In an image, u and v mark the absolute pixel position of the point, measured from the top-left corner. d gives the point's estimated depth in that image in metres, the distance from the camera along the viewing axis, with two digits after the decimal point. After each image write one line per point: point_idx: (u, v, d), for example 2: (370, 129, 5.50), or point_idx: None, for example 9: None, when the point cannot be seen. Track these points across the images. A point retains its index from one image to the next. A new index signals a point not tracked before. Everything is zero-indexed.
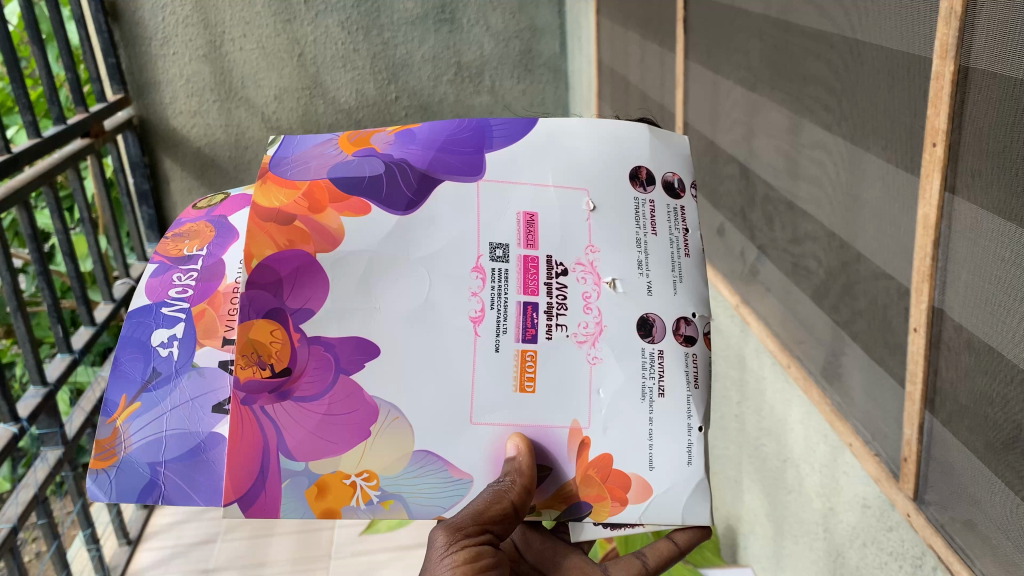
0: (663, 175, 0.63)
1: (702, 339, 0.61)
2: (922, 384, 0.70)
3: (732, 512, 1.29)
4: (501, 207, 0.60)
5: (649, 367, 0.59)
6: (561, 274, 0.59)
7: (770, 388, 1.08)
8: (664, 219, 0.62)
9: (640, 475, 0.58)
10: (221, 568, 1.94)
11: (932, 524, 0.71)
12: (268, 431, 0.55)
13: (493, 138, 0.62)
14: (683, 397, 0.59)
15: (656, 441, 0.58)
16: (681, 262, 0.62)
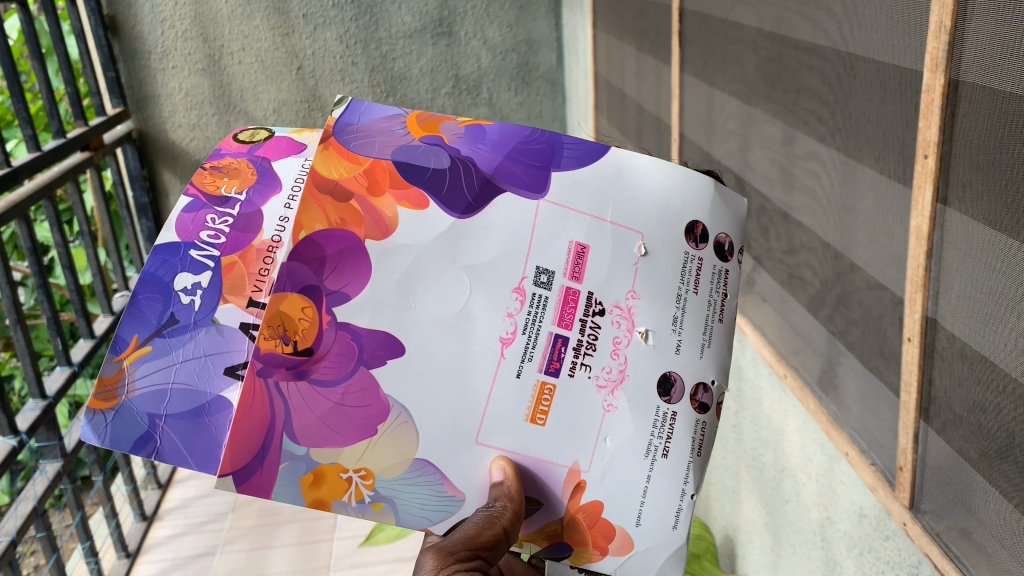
0: (715, 236, 0.57)
1: (714, 409, 0.55)
2: (916, 394, 0.70)
3: (730, 522, 1.29)
4: (557, 231, 0.53)
5: (659, 427, 0.53)
6: (598, 313, 0.53)
7: (767, 399, 1.08)
8: (708, 280, 0.56)
9: (625, 529, 0.53)
10: None
11: (928, 533, 0.71)
12: (277, 409, 0.50)
13: (563, 157, 0.55)
14: (683, 465, 0.53)
15: (649, 500, 0.53)
16: (712, 326, 0.56)
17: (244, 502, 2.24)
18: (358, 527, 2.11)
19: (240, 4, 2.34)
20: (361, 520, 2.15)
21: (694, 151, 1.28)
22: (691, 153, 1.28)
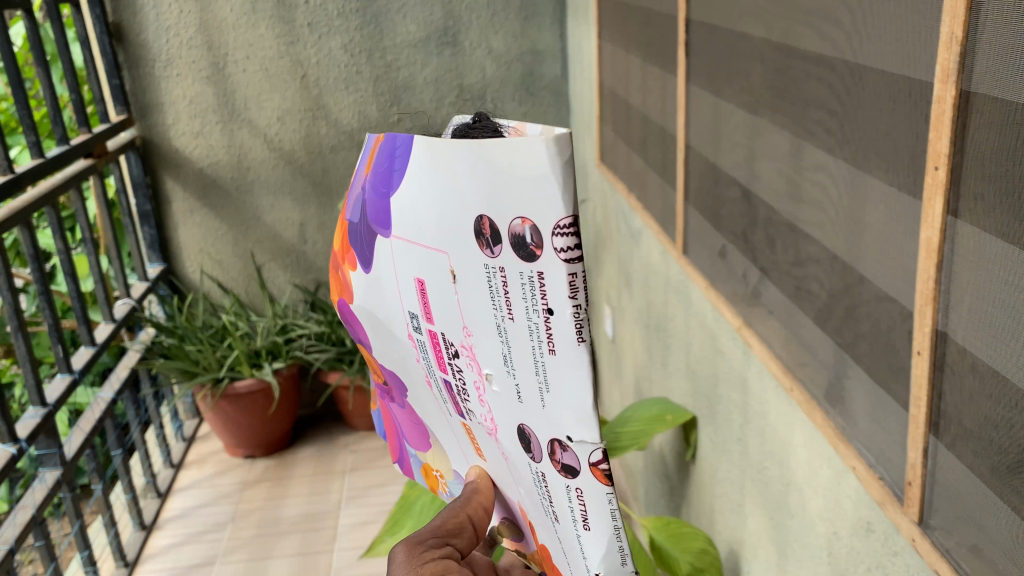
0: (508, 229, 0.47)
1: (586, 468, 0.52)
2: (926, 408, 0.69)
3: (735, 536, 1.29)
4: (404, 276, 0.58)
5: (541, 487, 0.58)
6: (454, 357, 0.58)
7: (773, 412, 1.07)
8: (519, 295, 0.49)
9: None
10: None
11: (938, 549, 0.70)
12: (398, 423, 0.77)
13: (397, 169, 0.56)
14: (573, 534, 0.56)
15: (569, 557, 0.60)
16: (544, 360, 0.49)
17: (244, 512, 2.24)
18: (358, 538, 2.10)
19: (245, 13, 2.34)
20: (362, 531, 2.14)
21: (700, 162, 1.27)
22: (698, 164, 1.27)
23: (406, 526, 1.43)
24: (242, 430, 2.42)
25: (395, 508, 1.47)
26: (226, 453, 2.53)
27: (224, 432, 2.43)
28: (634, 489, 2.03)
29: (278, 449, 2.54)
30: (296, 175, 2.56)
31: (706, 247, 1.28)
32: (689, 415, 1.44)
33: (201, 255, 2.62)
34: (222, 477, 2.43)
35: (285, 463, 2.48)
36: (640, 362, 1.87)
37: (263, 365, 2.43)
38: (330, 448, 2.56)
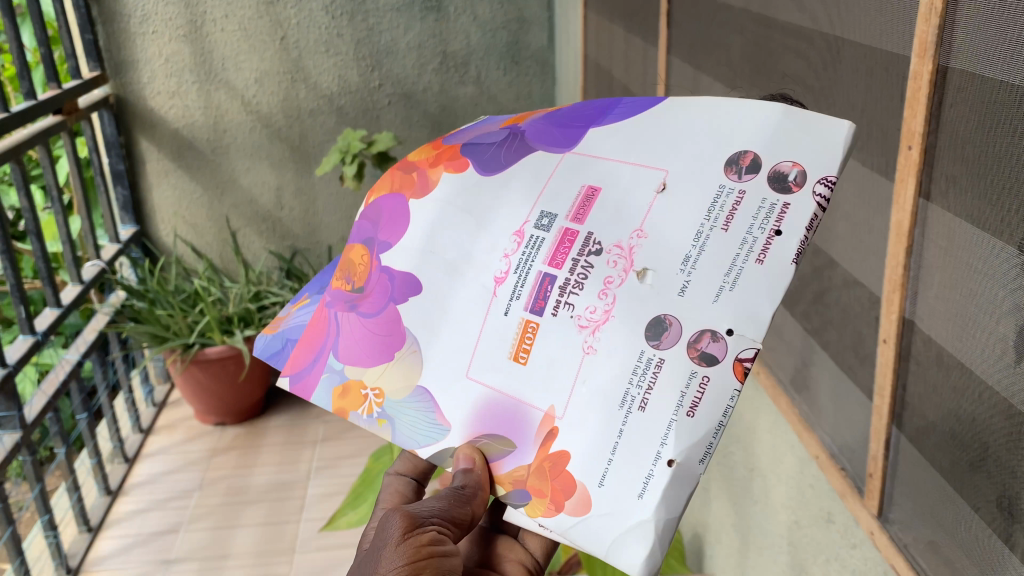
0: (740, 157, 0.49)
1: (728, 364, 0.45)
2: (889, 399, 0.66)
3: (700, 519, 1.28)
4: (569, 183, 0.53)
5: (639, 374, 0.47)
6: (593, 252, 0.50)
7: (740, 395, 1.05)
8: (745, 215, 0.47)
9: (586, 487, 0.48)
10: (181, 560, 1.97)
11: (895, 544, 0.68)
12: (330, 332, 0.59)
13: (610, 114, 0.55)
14: (706, 430, 0.45)
15: (615, 454, 0.47)
16: (743, 267, 0.46)
17: (212, 480, 2.26)
18: (324, 509, 2.13)
19: None
20: (329, 502, 2.16)
21: None
22: None
23: (370, 499, 1.39)
24: (213, 396, 2.42)
25: (359, 481, 1.42)
26: (196, 419, 2.53)
27: (195, 399, 2.43)
28: None
29: (249, 416, 2.55)
30: (274, 140, 2.51)
31: None
32: None
33: (175, 218, 2.57)
34: (192, 442, 2.44)
35: (255, 432, 2.50)
36: None
37: (235, 331, 2.39)
38: (302, 418, 2.57)
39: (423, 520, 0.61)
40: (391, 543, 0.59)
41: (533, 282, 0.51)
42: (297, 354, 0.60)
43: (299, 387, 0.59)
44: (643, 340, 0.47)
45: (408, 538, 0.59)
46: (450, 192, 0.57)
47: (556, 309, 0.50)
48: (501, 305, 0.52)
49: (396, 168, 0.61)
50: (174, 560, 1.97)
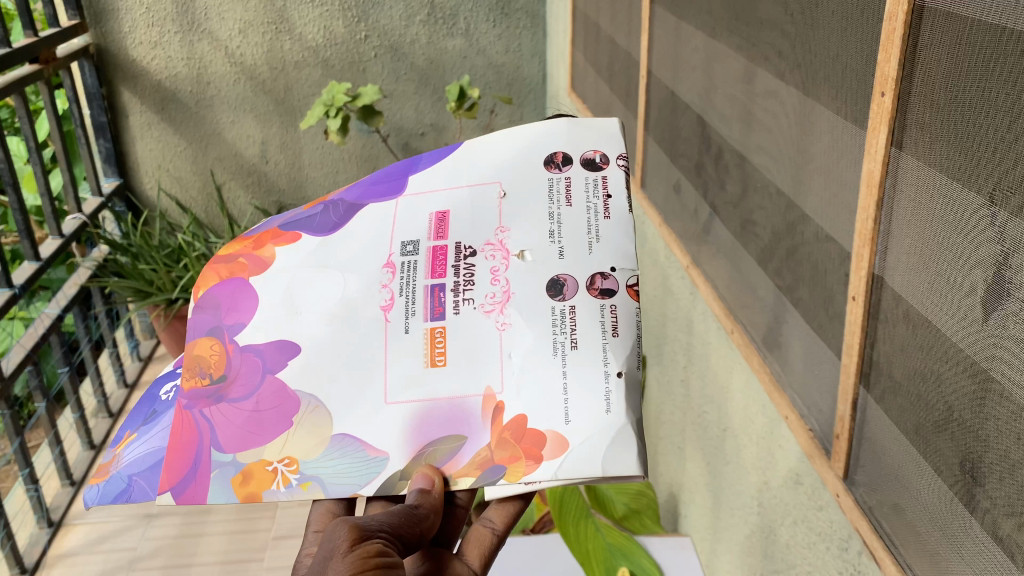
0: (579, 156, 0.65)
1: (625, 292, 0.59)
2: (857, 357, 0.64)
3: (676, 479, 1.27)
4: (415, 214, 0.66)
5: (560, 324, 0.59)
6: (470, 256, 0.63)
7: (714, 355, 1.03)
8: (580, 191, 0.64)
9: (555, 429, 0.56)
10: (163, 514, 1.97)
11: (860, 507, 0.66)
12: (202, 427, 0.60)
13: (419, 165, 0.69)
14: (609, 344, 0.57)
15: (570, 393, 0.56)
16: (599, 224, 0.62)
17: None
18: None
19: None
20: None
21: (659, 90, 1.20)
22: (658, 92, 1.20)
23: None
24: None
25: None
26: None
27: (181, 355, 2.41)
28: None
29: None
30: (259, 92, 2.46)
31: (662, 180, 1.21)
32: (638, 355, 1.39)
33: (159, 172, 2.53)
34: None
35: None
36: None
37: None
38: None
39: (371, 531, 0.55)
40: (338, 554, 0.53)
41: (423, 297, 0.62)
42: (166, 474, 0.59)
43: (186, 496, 0.58)
44: (550, 301, 0.60)
45: (356, 547, 0.53)
46: (296, 260, 0.65)
47: (455, 309, 0.61)
48: (398, 326, 0.61)
49: (214, 263, 0.66)
50: (157, 514, 1.97)
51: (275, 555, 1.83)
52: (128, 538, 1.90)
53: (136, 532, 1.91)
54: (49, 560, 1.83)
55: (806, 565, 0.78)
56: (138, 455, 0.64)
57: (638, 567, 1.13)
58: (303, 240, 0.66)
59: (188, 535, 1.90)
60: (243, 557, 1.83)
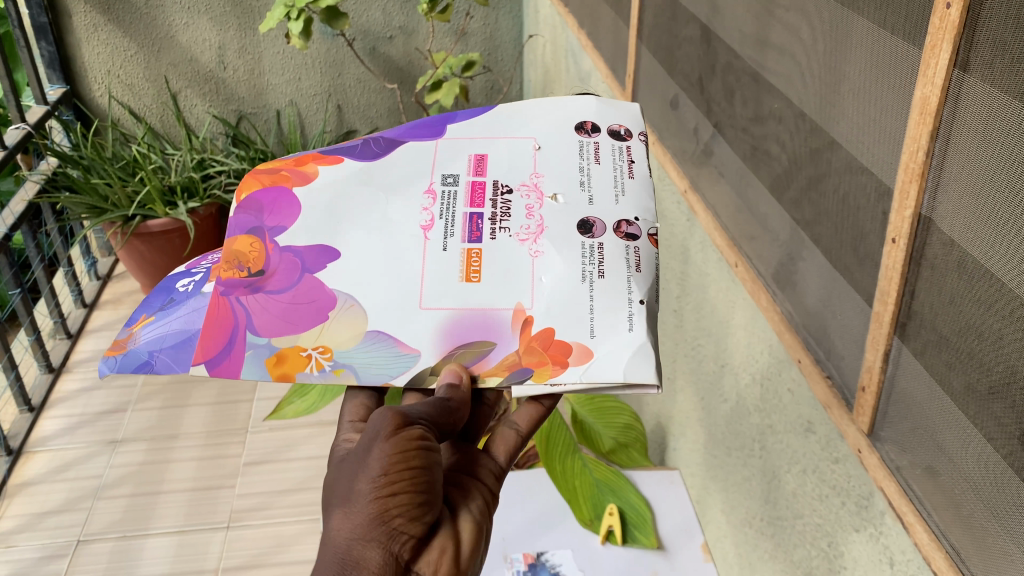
0: (609, 126, 0.66)
1: (647, 238, 0.60)
2: (893, 305, 0.57)
3: (664, 409, 1.23)
4: (455, 152, 0.65)
5: (588, 256, 0.59)
6: (507, 193, 0.62)
7: (713, 287, 0.96)
8: (607, 154, 0.64)
9: (581, 342, 0.55)
10: (128, 440, 1.90)
11: (886, 466, 0.61)
12: (238, 314, 0.57)
13: (457, 117, 0.68)
14: (623, 278, 0.58)
15: (595, 314, 0.56)
16: (624, 181, 0.63)
17: None
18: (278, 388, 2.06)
19: None
20: None
21: None
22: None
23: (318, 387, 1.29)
24: (159, 270, 2.31)
25: None
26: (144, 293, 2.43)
27: (141, 274, 2.32)
28: None
29: None
30: None
31: (657, 95, 1.12)
32: None
33: (108, 78, 2.37)
34: None
35: None
36: None
37: (178, 204, 2.25)
38: None
39: (411, 418, 0.54)
40: (381, 437, 0.52)
41: (462, 222, 0.61)
42: (201, 347, 0.56)
43: (219, 371, 0.55)
44: (580, 236, 0.60)
45: (400, 431, 0.52)
46: (346, 175, 0.63)
47: (493, 236, 0.60)
48: (436, 244, 0.60)
49: (255, 172, 0.64)
50: (122, 440, 1.91)
51: (247, 482, 1.78)
52: (93, 466, 1.83)
53: (101, 459, 1.85)
54: (10, 490, 1.77)
55: (816, 516, 0.74)
56: (156, 335, 0.61)
57: (626, 502, 1.09)
58: (346, 163, 0.64)
59: (156, 462, 1.84)
60: (214, 483, 1.78)
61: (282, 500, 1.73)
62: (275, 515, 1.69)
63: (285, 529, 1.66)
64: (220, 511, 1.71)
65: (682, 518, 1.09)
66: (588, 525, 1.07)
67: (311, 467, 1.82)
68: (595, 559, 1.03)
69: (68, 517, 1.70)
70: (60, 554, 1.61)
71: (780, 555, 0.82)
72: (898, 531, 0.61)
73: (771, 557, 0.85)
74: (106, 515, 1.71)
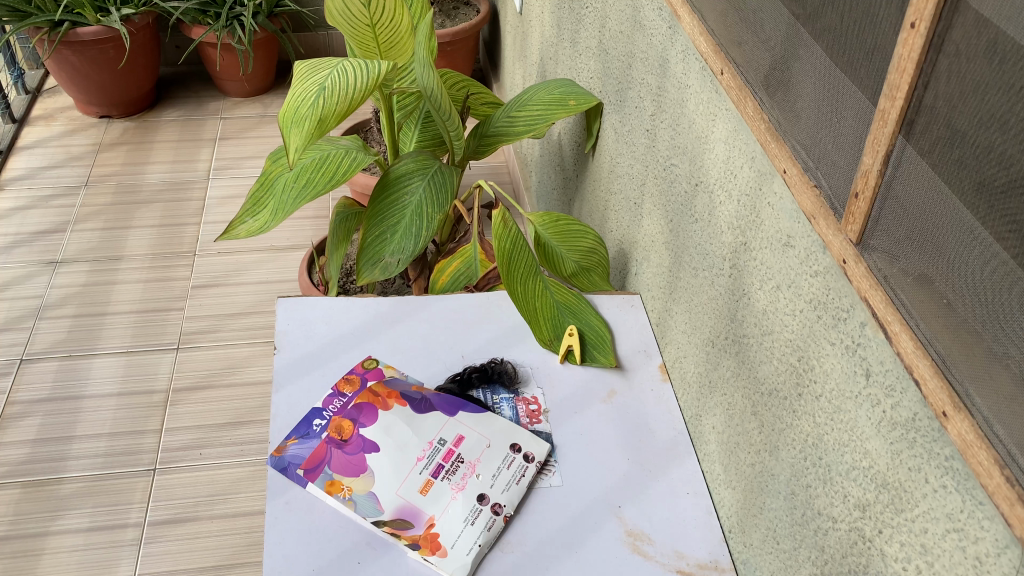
0: (527, 436, 0.94)
1: (493, 512, 0.86)
2: (902, 100, 0.53)
3: (627, 235, 1.19)
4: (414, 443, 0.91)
5: (454, 478, 0.88)
6: (438, 446, 0.90)
7: (693, 101, 0.90)
8: (507, 462, 0.90)
9: (405, 484, 0.87)
10: (69, 261, 1.83)
11: (873, 275, 0.59)
12: None
13: (458, 411, 0.95)
14: (468, 512, 0.85)
15: (441, 511, 0.85)
16: (514, 474, 0.90)
17: (99, 178, 2.07)
18: (225, 213, 1.98)
19: None
20: (232, 206, 2.01)
21: None
22: None
23: (269, 207, 1.23)
24: (91, 84, 2.16)
25: (255, 184, 1.25)
26: (78, 110, 2.29)
27: (71, 87, 2.17)
28: (527, 177, 1.91)
29: (138, 108, 2.32)
30: None
31: None
32: (595, 101, 1.26)
33: None
34: (73, 137, 2.21)
35: (146, 128, 2.27)
36: (546, 37, 1.64)
37: (110, 11, 2.10)
38: (197, 114, 2.34)
39: None
40: None
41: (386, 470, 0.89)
42: None
43: None
44: (456, 473, 0.88)
45: None
46: None
47: (410, 459, 0.89)
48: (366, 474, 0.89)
49: None
50: (63, 261, 1.83)
51: (196, 305, 1.74)
52: (32, 286, 1.76)
53: (41, 280, 1.78)
54: None
55: (787, 333, 0.72)
56: (300, 450, 0.89)
57: (585, 323, 1.08)
58: None
59: (99, 283, 1.78)
60: (161, 306, 1.73)
61: (232, 323, 1.70)
62: (226, 338, 1.66)
63: (237, 351, 1.64)
64: (168, 333, 1.67)
65: (641, 340, 1.08)
66: (546, 346, 1.06)
67: (262, 291, 1.78)
68: (552, 379, 1.03)
69: (8, 336, 1.65)
70: (3, 373, 1.57)
71: (744, 373, 0.82)
72: (878, 341, 0.59)
73: (734, 376, 0.84)
74: (50, 335, 1.66)
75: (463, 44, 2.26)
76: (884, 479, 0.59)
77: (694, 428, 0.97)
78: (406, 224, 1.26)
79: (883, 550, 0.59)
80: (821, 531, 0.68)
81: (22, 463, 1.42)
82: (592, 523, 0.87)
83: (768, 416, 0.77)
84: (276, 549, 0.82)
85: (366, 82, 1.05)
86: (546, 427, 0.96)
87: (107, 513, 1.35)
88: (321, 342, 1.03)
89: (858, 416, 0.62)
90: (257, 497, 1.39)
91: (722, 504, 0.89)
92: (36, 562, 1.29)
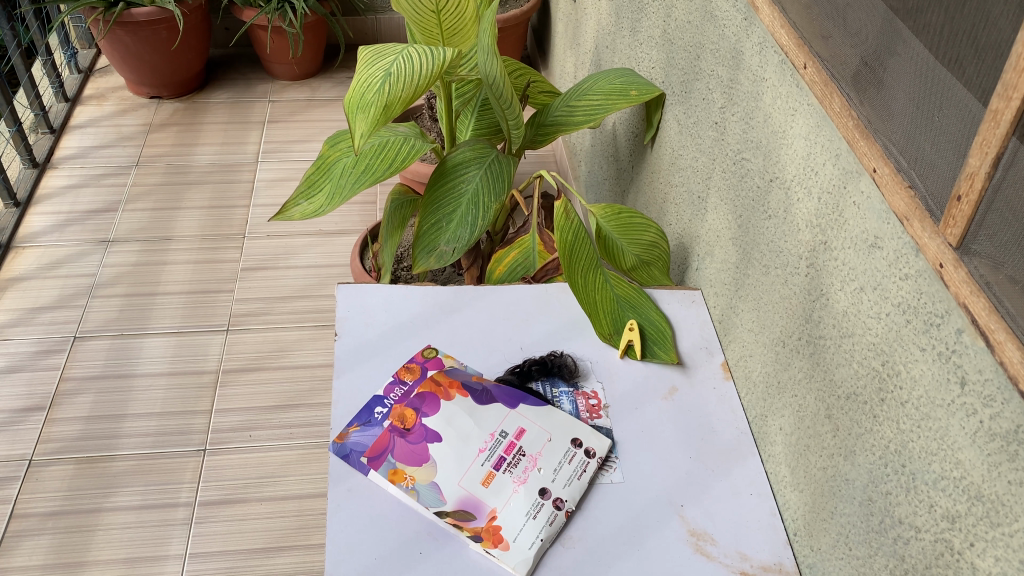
0: (588, 433, 0.92)
1: (555, 507, 0.85)
2: (1019, 101, 0.51)
3: (687, 229, 1.18)
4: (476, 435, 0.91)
5: (516, 471, 0.87)
6: (500, 437, 0.90)
7: (770, 94, 0.88)
8: (569, 459, 0.89)
9: (467, 477, 0.86)
10: (121, 241, 1.85)
11: (975, 281, 0.56)
12: None
13: (522, 403, 0.94)
14: (529, 508, 0.84)
15: (503, 506, 0.84)
16: (575, 469, 0.89)
17: (150, 158, 2.09)
18: (275, 196, 1.99)
19: None
20: (281, 189, 2.01)
21: None
22: None
23: (325, 191, 1.23)
24: (143, 64, 2.18)
25: (311, 168, 1.24)
26: (129, 90, 2.31)
27: (123, 67, 2.19)
28: (576, 165, 1.89)
29: (187, 89, 2.33)
30: None
31: None
32: (658, 92, 1.24)
33: None
34: (124, 117, 2.23)
35: (195, 109, 2.28)
36: (603, 25, 1.62)
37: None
38: (246, 96, 2.35)
39: None
40: None
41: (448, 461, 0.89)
42: None
43: None
44: (518, 467, 0.88)
45: None
46: None
47: (473, 451, 0.88)
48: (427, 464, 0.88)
49: None
50: (114, 240, 1.85)
51: (246, 287, 1.75)
52: (85, 264, 1.78)
53: (94, 258, 1.80)
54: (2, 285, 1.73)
55: (870, 336, 0.71)
56: (361, 438, 0.89)
57: (645, 318, 1.06)
58: None
59: (150, 263, 1.79)
60: (210, 287, 1.74)
61: (282, 306, 1.71)
62: (274, 321, 1.67)
63: (286, 335, 1.64)
64: (218, 314, 1.68)
65: (703, 336, 1.07)
66: (606, 340, 1.04)
67: (311, 276, 1.78)
68: (612, 373, 1.02)
69: (61, 313, 1.67)
70: (56, 349, 1.59)
71: (818, 376, 0.80)
72: (977, 349, 0.57)
73: (806, 378, 0.82)
74: (102, 313, 1.67)
75: (514, 31, 2.25)
76: (979, 492, 0.57)
77: (757, 428, 0.95)
78: (462, 212, 1.25)
79: (974, 564, 0.58)
80: (901, 540, 0.67)
81: (75, 439, 1.44)
82: (653, 522, 0.86)
83: (844, 420, 0.75)
84: (339, 537, 0.82)
85: (432, 67, 1.04)
86: (605, 422, 0.95)
87: (158, 492, 1.37)
88: (380, 329, 1.03)
89: (951, 425, 0.60)
90: (306, 481, 1.39)
91: (788, 505, 0.87)
92: (90, 539, 1.30)
